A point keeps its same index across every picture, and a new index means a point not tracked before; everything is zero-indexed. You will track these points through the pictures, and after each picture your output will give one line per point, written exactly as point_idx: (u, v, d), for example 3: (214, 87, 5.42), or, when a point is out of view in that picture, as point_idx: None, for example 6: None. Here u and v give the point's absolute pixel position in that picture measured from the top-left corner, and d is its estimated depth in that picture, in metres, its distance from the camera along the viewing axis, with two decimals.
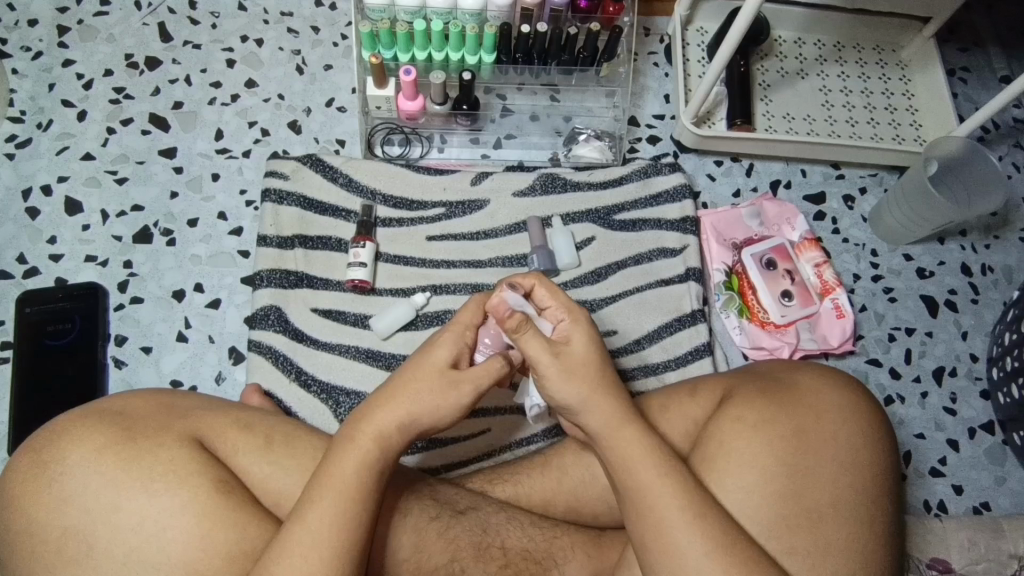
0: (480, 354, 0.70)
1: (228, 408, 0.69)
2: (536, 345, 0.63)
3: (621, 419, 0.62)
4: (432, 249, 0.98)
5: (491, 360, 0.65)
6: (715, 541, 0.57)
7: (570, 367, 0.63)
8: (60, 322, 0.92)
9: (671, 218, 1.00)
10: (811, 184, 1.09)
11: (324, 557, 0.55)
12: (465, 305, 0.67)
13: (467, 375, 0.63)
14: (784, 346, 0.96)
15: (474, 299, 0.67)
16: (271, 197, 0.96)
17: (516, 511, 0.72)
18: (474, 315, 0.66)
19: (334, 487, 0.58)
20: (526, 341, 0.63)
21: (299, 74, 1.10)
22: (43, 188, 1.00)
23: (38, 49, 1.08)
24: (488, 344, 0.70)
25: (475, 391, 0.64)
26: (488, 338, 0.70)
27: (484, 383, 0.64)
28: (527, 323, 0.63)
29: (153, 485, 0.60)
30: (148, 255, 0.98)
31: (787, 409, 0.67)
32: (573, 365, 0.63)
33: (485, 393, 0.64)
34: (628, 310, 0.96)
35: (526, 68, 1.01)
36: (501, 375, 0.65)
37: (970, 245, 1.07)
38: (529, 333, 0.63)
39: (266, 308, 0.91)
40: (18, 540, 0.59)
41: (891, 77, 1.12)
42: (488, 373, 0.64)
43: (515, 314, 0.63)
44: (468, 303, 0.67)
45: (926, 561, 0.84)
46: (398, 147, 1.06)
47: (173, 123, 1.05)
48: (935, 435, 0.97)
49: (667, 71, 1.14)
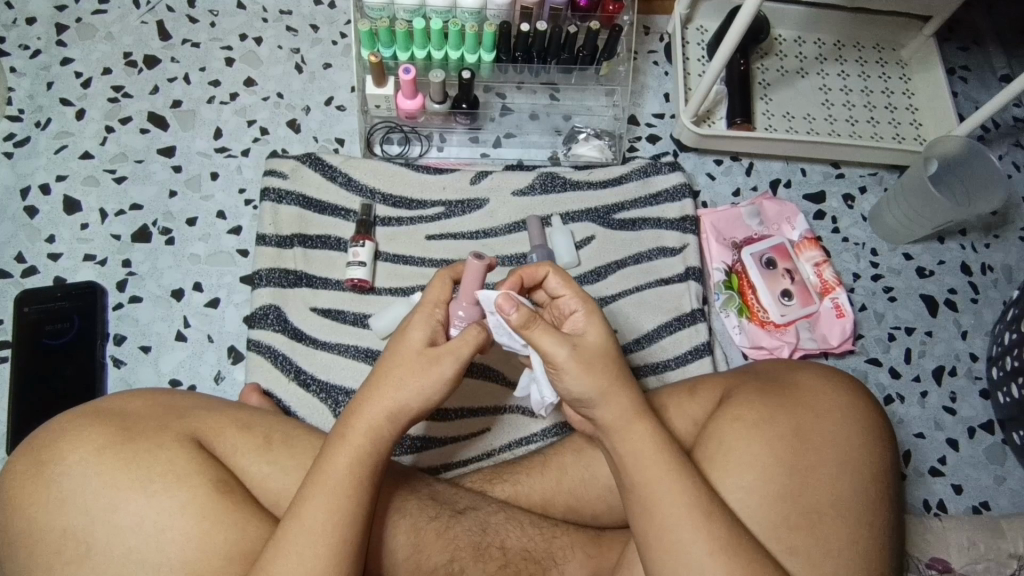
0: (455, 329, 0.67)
1: (227, 408, 0.69)
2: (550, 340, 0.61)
3: (635, 411, 0.62)
4: (433, 247, 0.97)
5: (469, 332, 0.64)
6: (719, 541, 0.57)
7: (587, 358, 0.61)
8: (59, 321, 0.92)
9: (671, 217, 1.00)
10: (811, 183, 1.09)
11: (320, 554, 0.55)
12: (430, 283, 0.66)
13: (445, 348, 0.63)
14: (784, 345, 0.95)
15: (439, 274, 0.67)
16: (269, 195, 0.96)
17: (515, 511, 0.72)
18: (442, 290, 0.66)
19: (326, 483, 0.58)
20: (539, 335, 0.61)
21: (298, 73, 1.09)
22: (42, 187, 1.00)
23: (36, 47, 1.07)
24: (463, 317, 0.67)
25: (456, 363, 0.63)
26: (462, 311, 0.67)
27: (464, 354, 0.64)
28: (533, 316, 0.61)
29: (152, 485, 0.60)
30: (147, 255, 0.98)
31: (787, 408, 0.67)
32: (590, 356, 0.62)
33: (468, 363, 0.64)
34: (627, 309, 0.96)
35: (526, 67, 1.01)
36: (480, 345, 0.65)
37: (969, 245, 1.07)
38: (540, 326, 0.62)
39: (265, 307, 0.91)
40: (16, 540, 0.59)
41: (891, 76, 1.12)
42: (466, 343, 0.64)
43: (523, 309, 0.61)
44: (433, 280, 0.66)
45: (925, 561, 0.84)
46: (397, 146, 1.05)
47: (171, 122, 1.05)
48: (935, 434, 0.97)
49: (667, 70, 1.14)
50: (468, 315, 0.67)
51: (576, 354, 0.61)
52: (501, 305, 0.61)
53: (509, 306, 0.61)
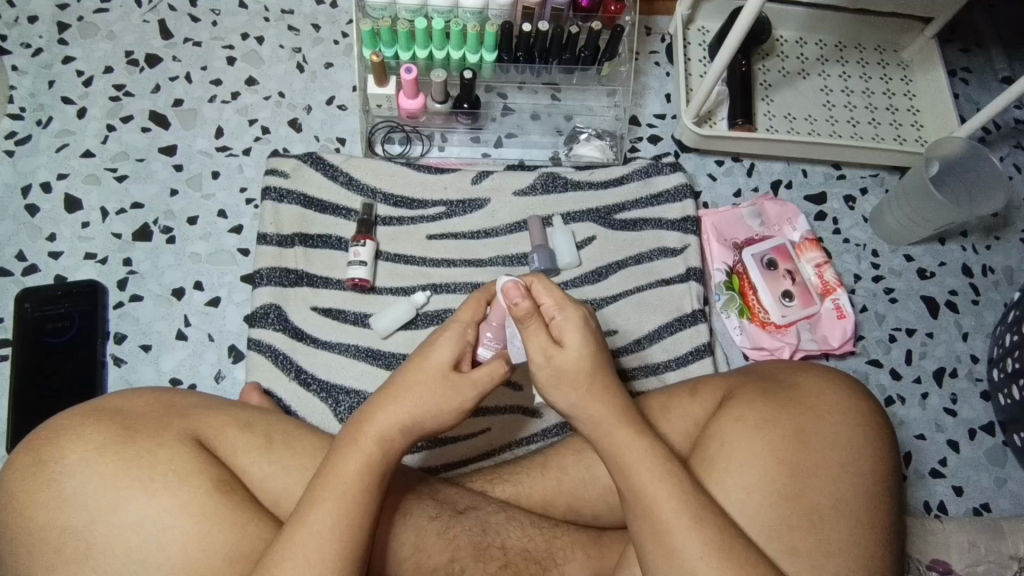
0: (484, 350, 0.67)
1: (227, 407, 0.69)
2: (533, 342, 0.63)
3: (616, 419, 0.62)
4: (434, 247, 0.97)
5: (494, 364, 0.64)
6: (714, 543, 0.57)
7: (559, 372, 0.63)
8: (59, 320, 0.92)
9: (672, 217, 1.00)
10: (812, 184, 1.09)
11: (326, 559, 0.55)
12: (466, 302, 0.67)
13: (470, 378, 0.63)
14: (784, 347, 0.95)
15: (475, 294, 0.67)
16: (271, 195, 0.96)
17: (516, 511, 0.72)
18: (474, 310, 0.67)
19: (335, 488, 0.58)
20: (530, 333, 0.64)
21: (300, 72, 1.10)
22: (43, 185, 1.00)
23: (38, 45, 1.07)
24: (491, 338, 0.67)
25: (478, 394, 0.64)
26: (490, 332, 0.67)
27: (485, 386, 0.64)
28: (533, 314, 0.63)
29: (153, 484, 0.60)
30: (148, 254, 0.98)
31: (787, 409, 0.67)
32: (560, 371, 0.63)
33: (488, 393, 0.65)
34: (628, 310, 0.96)
35: (527, 67, 1.01)
36: (501, 379, 0.65)
37: (970, 246, 1.07)
38: (534, 325, 0.64)
39: (265, 307, 0.90)
40: (16, 538, 0.58)
41: (893, 77, 1.12)
42: (490, 375, 0.64)
43: (526, 302, 0.63)
44: (473, 295, 0.68)
45: (926, 562, 0.84)
46: (398, 145, 1.06)
47: (173, 121, 1.05)
48: (935, 436, 0.97)
49: (668, 70, 1.14)
50: (498, 335, 0.67)
51: (549, 367, 0.63)
52: (510, 291, 0.63)
53: (515, 295, 0.63)
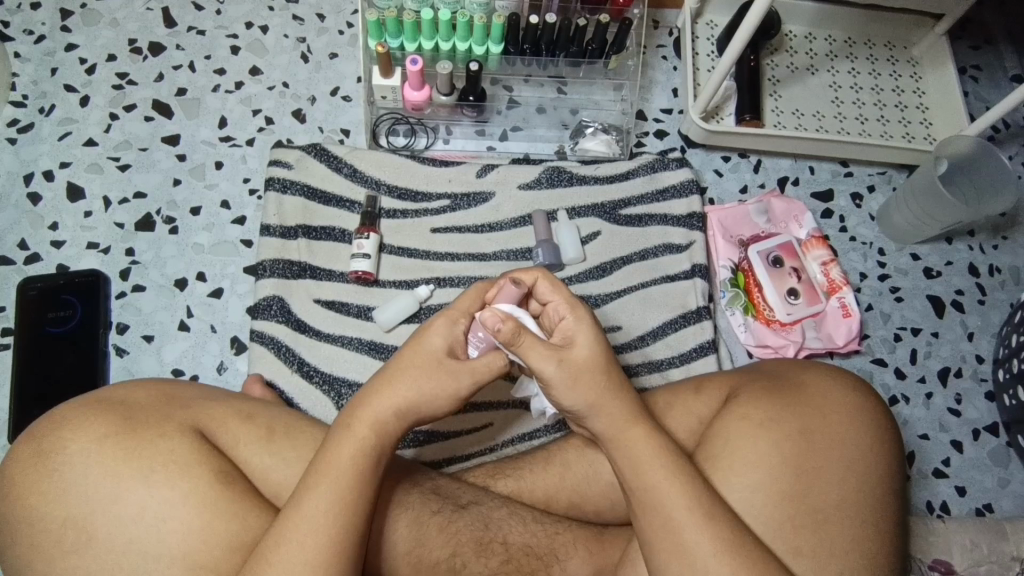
0: (473, 348, 0.66)
1: (229, 398, 0.69)
2: (536, 353, 0.60)
3: (627, 419, 0.62)
4: (436, 241, 0.97)
5: (490, 355, 0.64)
6: (724, 541, 0.57)
7: (575, 372, 0.61)
8: (61, 309, 0.91)
9: (678, 213, 1.00)
10: (819, 181, 1.08)
11: (321, 545, 0.55)
12: (464, 293, 0.67)
13: (465, 366, 0.63)
14: (789, 344, 0.95)
15: (474, 288, 0.67)
16: (274, 185, 0.95)
17: (518, 507, 0.71)
18: (471, 303, 0.66)
19: (333, 475, 0.57)
20: (527, 350, 0.61)
21: (304, 62, 1.09)
22: (45, 173, 1.00)
23: (40, 33, 1.07)
24: (481, 337, 0.66)
25: (472, 383, 0.63)
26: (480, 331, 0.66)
27: (482, 376, 0.64)
28: (522, 331, 0.60)
29: (153, 476, 0.59)
30: (150, 243, 0.98)
31: (794, 408, 0.66)
32: (577, 369, 0.61)
33: (482, 386, 0.64)
34: (632, 305, 0.95)
35: (534, 60, 1.00)
36: (500, 371, 0.65)
37: (978, 246, 1.07)
38: (529, 340, 0.60)
39: (268, 298, 0.90)
40: (17, 530, 0.58)
41: (903, 74, 1.11)
42: (489, 368, 0.64)
43: (508, 323, 0.59)
44: (472, 289, 0.67)
45: (927, 562, 0.84)
46: (402, 137, 1.05)
47: (176, 110, 1.04)
48: (939, 436, 0.96)
49: (676, 64, 1.13)
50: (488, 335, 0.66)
51: (565, 370, 0.61)
52: (488, 320, 0.60)
53: (495, 320, 0.60)
